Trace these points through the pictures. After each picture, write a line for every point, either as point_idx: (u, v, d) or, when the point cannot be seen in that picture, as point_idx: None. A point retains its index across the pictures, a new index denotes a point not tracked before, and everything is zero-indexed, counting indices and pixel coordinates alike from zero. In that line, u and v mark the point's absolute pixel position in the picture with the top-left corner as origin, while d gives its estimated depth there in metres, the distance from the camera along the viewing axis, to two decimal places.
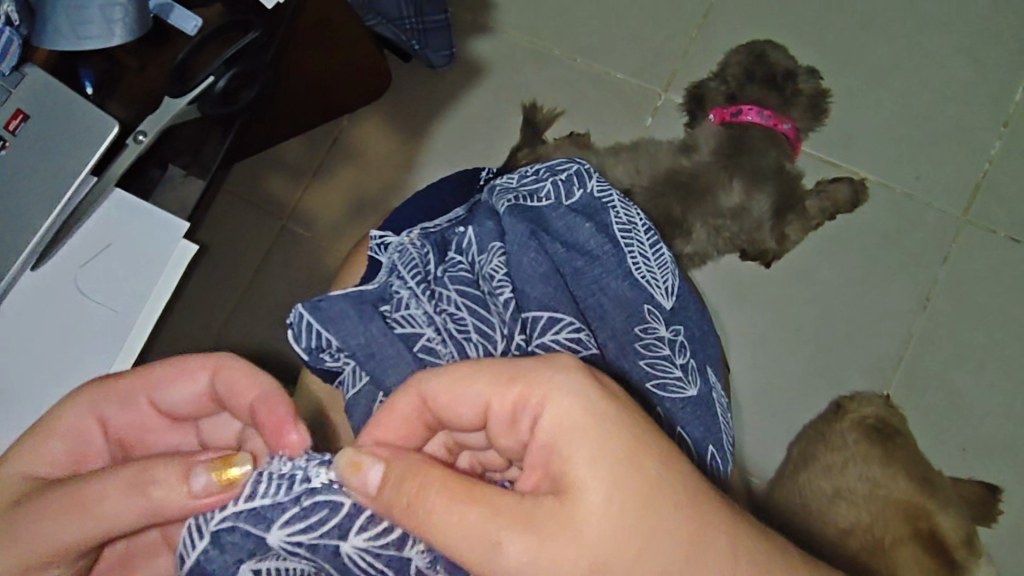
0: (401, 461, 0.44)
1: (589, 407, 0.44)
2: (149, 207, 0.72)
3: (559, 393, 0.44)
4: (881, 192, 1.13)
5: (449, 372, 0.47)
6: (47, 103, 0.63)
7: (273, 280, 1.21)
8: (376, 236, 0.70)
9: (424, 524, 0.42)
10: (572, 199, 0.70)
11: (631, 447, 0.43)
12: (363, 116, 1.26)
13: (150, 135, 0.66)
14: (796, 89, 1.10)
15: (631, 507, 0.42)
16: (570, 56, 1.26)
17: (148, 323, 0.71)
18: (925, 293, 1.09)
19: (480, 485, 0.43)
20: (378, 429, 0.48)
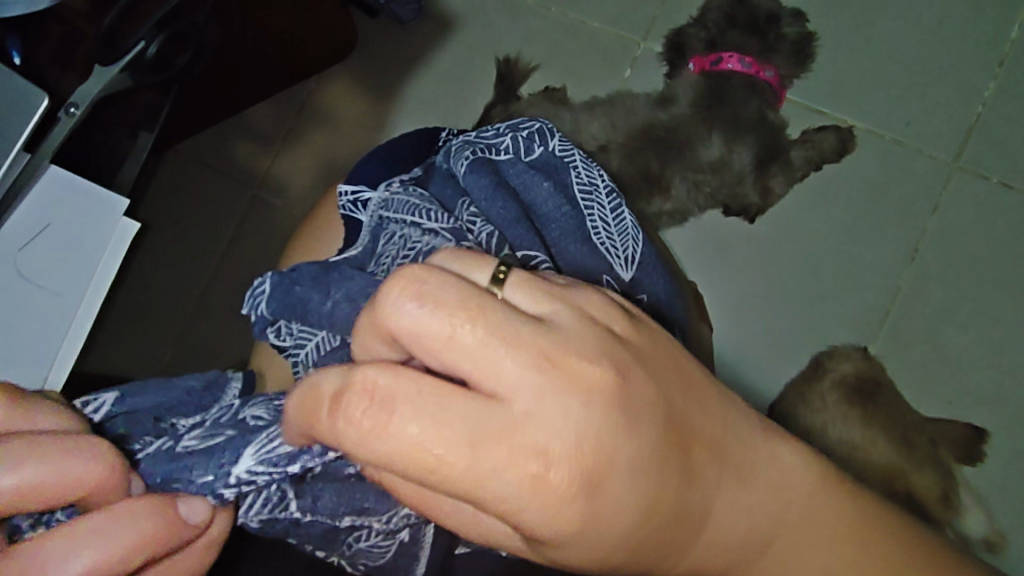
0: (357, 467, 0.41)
1: (545, 501, 0.34)
2: (87, 183, 0.69)
3: (505, 476, 0.32)
4: (869, 140, 1.08)
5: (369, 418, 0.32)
6: None
7: (247, 252, 1.18)
8: (350, 192, 0.70)
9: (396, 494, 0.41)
10: (530, 156, 0.67)
11: (610, 516, 0.36)
12: (330, 78, 1.22)
13: (82, 107, 0.62)
14: (781, 33, 1.05)
15: (631, 543, 0.38)
16: (546, 7, 1.20)
17: (96, 298, 0.69)
18: (913, 242, 1.06)
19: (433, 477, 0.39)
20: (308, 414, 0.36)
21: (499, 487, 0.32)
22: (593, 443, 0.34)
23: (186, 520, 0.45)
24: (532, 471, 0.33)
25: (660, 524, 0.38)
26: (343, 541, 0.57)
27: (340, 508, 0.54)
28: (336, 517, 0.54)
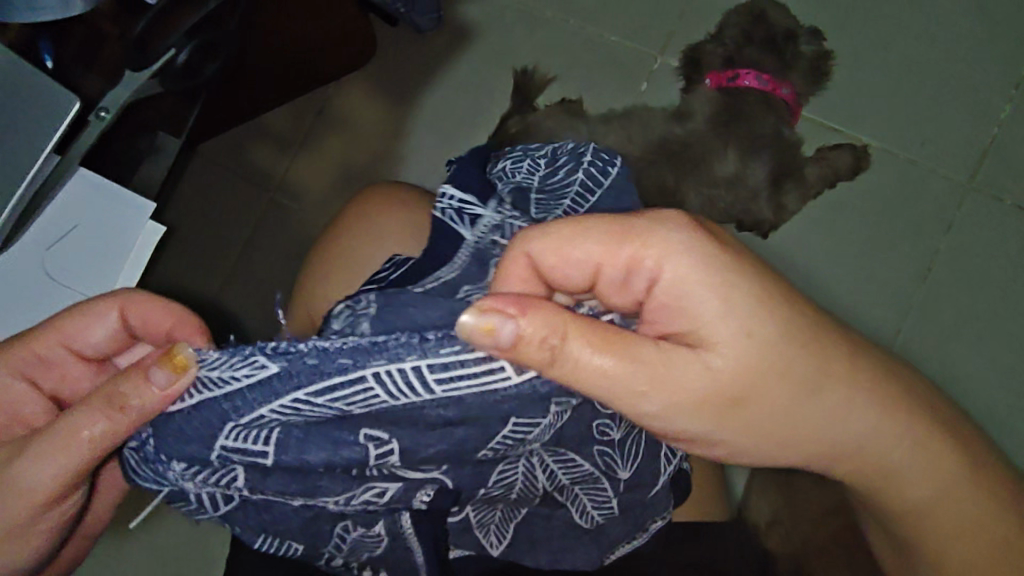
0: (537, 317, 0.48)
1: (690, 402, 0.54)
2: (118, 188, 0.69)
3: (665, 384, 0.53)
4: (884, 158, 1.09)
5: (591, 335, 0.50)
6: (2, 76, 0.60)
7: (263, 255, 1.19)
8: (456, 199, 0.61)
9: (565, 361, 0.50)
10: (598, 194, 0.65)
11: (727, 419, 0.55)
12: (348, 85, 1.24)
13: (112, 111, 0.63)
14: (798, 50, 1.06)
15: (747, 437, 0.57)
16: (564, 19, 1.21)
17: None
18: (926, 262, 1.06)
19: (615, 336, 0.51)
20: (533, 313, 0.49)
21: (653, 398, 0.53)
22: (734, 374, 0.54)
23: (161, 387, 0.50)
24: (682, 378, 0.53)
25: (780, 432, 0.57)
26: (328, 532, 0.62)
27: (288, 485, 0.55)
28: (287, 495, 0.56)
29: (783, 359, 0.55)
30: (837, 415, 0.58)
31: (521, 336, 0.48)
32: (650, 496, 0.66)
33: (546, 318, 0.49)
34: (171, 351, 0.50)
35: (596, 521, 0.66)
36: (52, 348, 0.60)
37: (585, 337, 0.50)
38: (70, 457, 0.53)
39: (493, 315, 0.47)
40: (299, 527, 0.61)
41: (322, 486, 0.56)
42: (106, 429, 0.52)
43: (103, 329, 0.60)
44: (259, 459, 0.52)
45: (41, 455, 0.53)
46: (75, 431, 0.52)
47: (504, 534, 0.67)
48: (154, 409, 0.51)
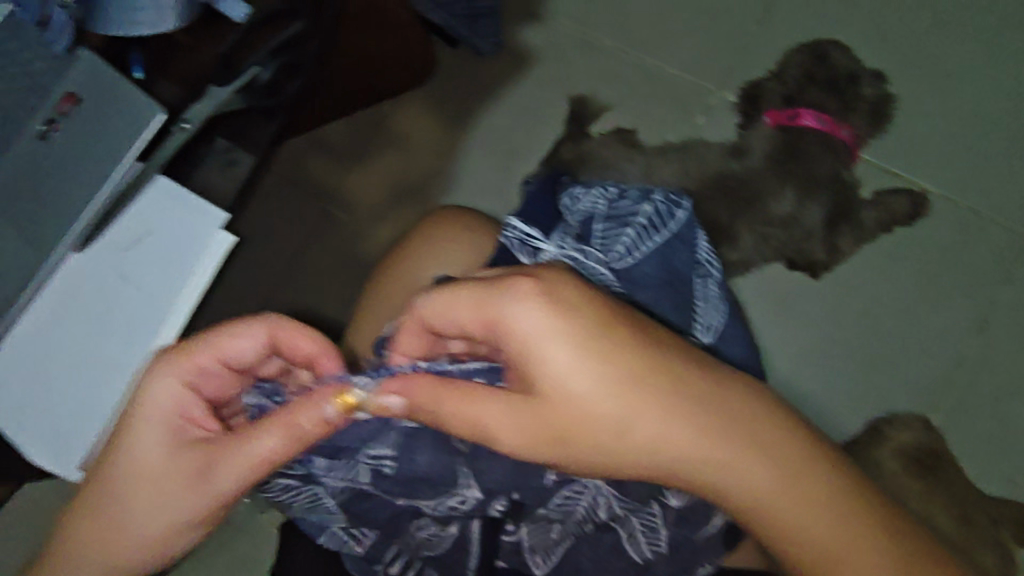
0: (480, 310, 0.55)
1: (518, 422, 0.56)
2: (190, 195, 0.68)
3: (488, 405, 0.56)
4: (942, 205, 1.07)
5: (533, 327, 0.54)
6: (93, 83, 0.64)
7: (314, 264, 1.22)
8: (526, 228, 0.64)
9: (515, 352, 0.55)
10: (670, 232, 0.67)
11: (559, 445, 0.57)
12: (405, 103, 1.26)
13: (194, 123, 0.65)
14: (860, 93, 1.05)
15: (589, 457, 0.58)
16: (622, 50, 1.23)
17: (187, 309, 0.67)
18: (983, 313, 1.04)
19: (575, 337, 0.55)
20: (461, 307, 0.56)
21: (484, 420, 0.56)
22: (573, 395, 0.55)
23: (330, 421, 0.56)
24: (489, 399, 0.56)
25: (585, 449, 0.58)
26: (407, 529, 0.68)
27: (395, 488, 0.65)
28: (392, 495, 0.65)
29: (626, 383, 0.56)
30: (711, 470, 0.59)
31: (501, 326, 0.55)
32: (698, 537, 0.67)
33: (527, 312, 0.54)
34: (341, 389, 0.56)
35: (648, 556, 0.66)
36: (198, 366, 0.59)
37: (531, 327, 0.54)
38: (246, 474, 0.56)
39: (389, 387, 0.55)
40: (386, 520, 0.67)
41: (417, 488, 0.64)
42: (282, 450, 0.56)
43: (256, 350, 0.60)
44: (383, 462, 0.63)
45: (229, 467, 0.56)
46: (255, 456, 0.56)
47: (552, 554, 0.68)
48: (318, 434, 0.56)
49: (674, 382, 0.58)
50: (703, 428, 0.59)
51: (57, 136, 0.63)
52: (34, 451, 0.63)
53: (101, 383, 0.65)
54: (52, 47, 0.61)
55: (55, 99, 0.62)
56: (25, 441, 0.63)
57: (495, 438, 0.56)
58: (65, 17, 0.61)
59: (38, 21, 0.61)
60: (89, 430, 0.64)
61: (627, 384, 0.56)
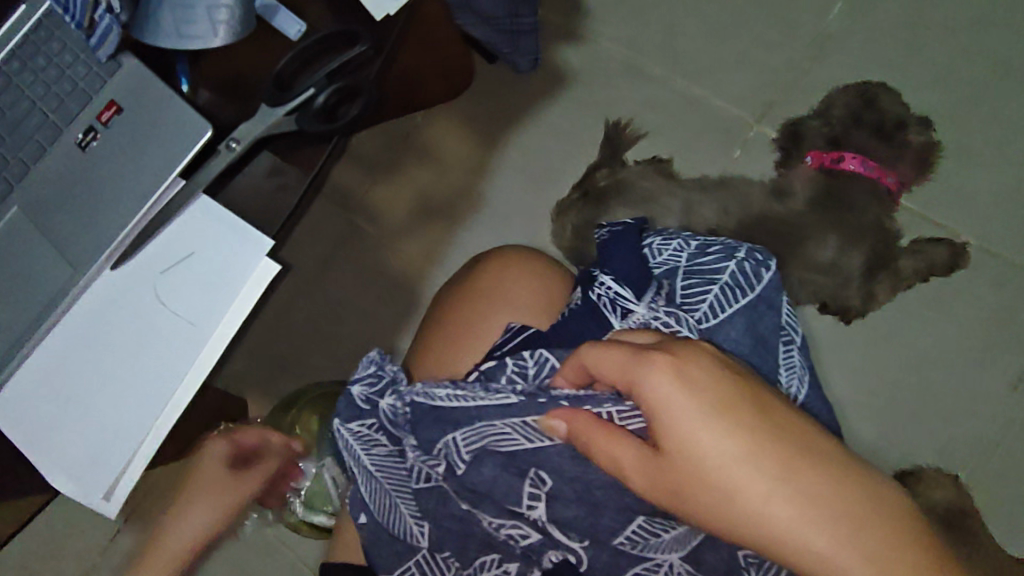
0: (618, 360, 0.52)
1: (648, 478, 0.51)
2: (235, 219, 0.64)
3: (617, 454, 0.52)
4: (979, 259, 1.07)
5: (670, 380, 0.50)
6: (138, 94, 0.63)
7: (337, 273, 1.21)
8: (613, 289, 0.63)
9: (645, 403, 0.50)
10: (755, 293, 0.63)
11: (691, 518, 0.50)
12: (438, 115, 1.24)
13: (244, 144, 0.62)
14: (907, 139, 1.02)
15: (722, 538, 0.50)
16: (663, 76, 1.21)
17: (223, 337, 0.63)
18: (1018, 372, 1.04)
19: (715, 403, 0.49)
20: (602, 353, 0.53)
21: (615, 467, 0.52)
22: (710, 465, 0.48)
23: None
24: (619, 446, 0.52)
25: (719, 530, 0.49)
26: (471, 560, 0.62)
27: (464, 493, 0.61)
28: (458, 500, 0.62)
29: (770, 458, 0.48)
30: None
31: (642, 379, 0.50)
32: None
33: (663, 367, 0.50)
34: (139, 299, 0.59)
35: None
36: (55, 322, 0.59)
37: (667, 383, 0.50)
38: None
39: (558, 414, 0.55)
40: (449, 543, 0.63)
41: (484, 504, 0.61)
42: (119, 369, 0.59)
43: None
44: (456, 466, 0.61)
45: None
46: None
47: None
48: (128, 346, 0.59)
49: (828, 473, 0.48)
50: (863, 546, 0.46)
51: (97, 145, 0.64)
52: (64, 477, 0.61)
53: (129, 407, 0.62)
54: (96, 54, 0.62)
55: (98, 108, 0.63)
56: (55, 465, 0.62)
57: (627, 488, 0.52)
58: (113, 24, 0.60)
59: (85, 25, 0.61)
60: (119, 460, 0.61)
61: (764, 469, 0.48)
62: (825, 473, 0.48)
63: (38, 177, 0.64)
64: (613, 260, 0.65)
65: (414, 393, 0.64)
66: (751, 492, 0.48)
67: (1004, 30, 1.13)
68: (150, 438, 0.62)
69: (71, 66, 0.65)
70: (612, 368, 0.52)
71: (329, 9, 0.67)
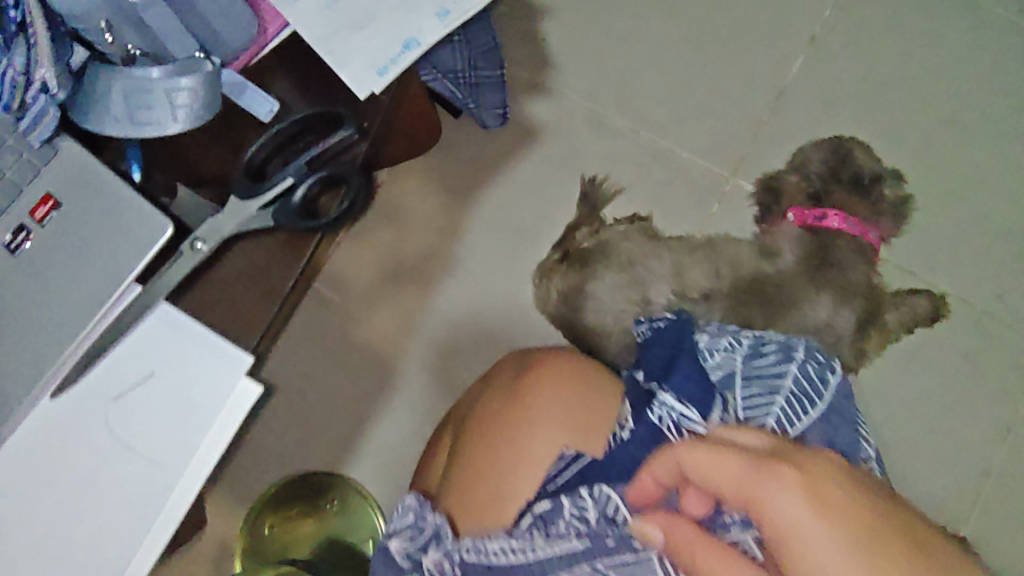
0: (729, 471, 0.49)
1: None
2: (205, 332, 0.54)
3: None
4: (960, 308, 1.06)
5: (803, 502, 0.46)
6: (75, 184, 0.51)
7: (302, 349, 1.12)
8: (676, 409, 0.63)
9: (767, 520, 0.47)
10: (826, 401, 0.68)
11: None
12: (404, 174, 1.17)
13: (209, 243, 0.54)
14: (883, 194, 1.02)
15: None
16: (634, 129, 1.18)
17: (198, 476, 0.52)
18: (1005, 420, 1.03)
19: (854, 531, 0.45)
20: (713, 465, 0.49)
21: None
22: None
23: None
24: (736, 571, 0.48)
25: None
26: None
27: None
28: None
29: None
30: None
31: (768, 503, 0.47)
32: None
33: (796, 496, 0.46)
34: None
35: None
36: None
37: (799, 508, 0.46)
38: None
39: (654, 522, 0.51)
40: None
41: None
42: None
43: None
44: None
45: None
46: None
47: None
48: None
49: None
50: None
51: (29, 250, 0.50)
52: None
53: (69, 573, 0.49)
54: (28, 138, 0.49)
55: (30, 203, 0.50)
56: None
57: None
58: (49, 104, 0.50)
59: (12, 107, 0.48)
60: None
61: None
62: None
63: None
64: (673, 374, 0.66)
65: (462, 548, 0.61)
66: None
67: (956, 77, 1.15)
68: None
69: None
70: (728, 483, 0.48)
71: (306, 92, 0.61)
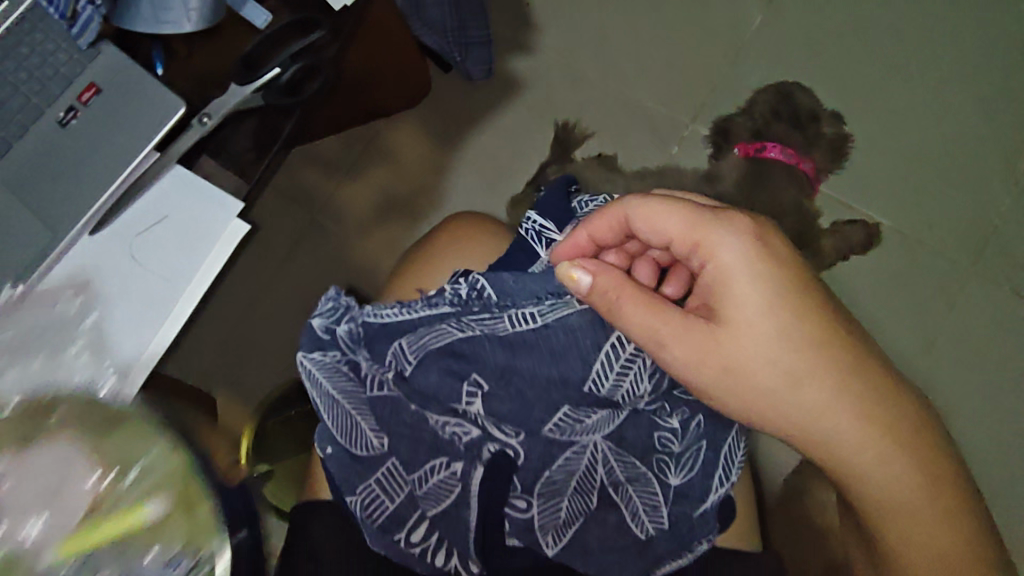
0: (672, 219, 0.67)
1: (692, 325, 0.66)
2: (206, 184, 0.73)
3: (660, 302, 0.66)
4: (894, 238, 1.17)
5: (725, 239, 0.66)
6: (114, 76, 0.69)
7: (301, 271, 1.26)
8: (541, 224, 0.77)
9: (701, 251, 0.67)
10: None
11: (726, 353, 0.66)
12: (398, 122, 1.31)
13: (214, 119, 0.69)
14: (820, 130, 1.17)
15: (745, 374, 0.66)
16: (605, 80, 1.30)
17: (198, 289, 0.70)
18: (929, 336, 1.15)
19: (757, 257, 0.66)
20: (662, 215, 0.68)
21: (658, 310, 0.66)
22: (748, 309, 0.66)
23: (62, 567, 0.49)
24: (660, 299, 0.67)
25: (744, 367, 0.66)
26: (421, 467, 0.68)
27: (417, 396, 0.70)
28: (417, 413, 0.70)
29: (801, 303, 0.66)
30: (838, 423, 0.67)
31: (700, 240, 0.67)
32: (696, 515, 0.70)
33: (725, 235, 0.67)
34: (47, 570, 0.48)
35: (650, 532, 0.69)
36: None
37: (721, 242, 0.67)
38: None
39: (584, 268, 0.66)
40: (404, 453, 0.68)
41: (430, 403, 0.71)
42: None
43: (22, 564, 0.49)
44: (405, 369, 0.71)
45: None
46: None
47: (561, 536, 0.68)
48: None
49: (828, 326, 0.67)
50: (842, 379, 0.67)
51: (78, 123, 0.68)
52: None
53: (104, 355, 0.67)
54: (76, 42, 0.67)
55: (79, 89, 0.68)
56: None
57: (666, 337, 0.66)
58: (94, 15, 0.65)
59: (66, 16, 0.65)
60: (95, 402, 0.66)
61: (799, 343, 0.66)
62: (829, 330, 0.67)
63: (16, 154, 0.67)
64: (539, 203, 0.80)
65: (366, 313, 0.73)
66: (777, 343, 0.66)
67: (901, 32, 1.26)
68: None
69: (53, 54, 0.68)
70: (672, 229, 0.68)
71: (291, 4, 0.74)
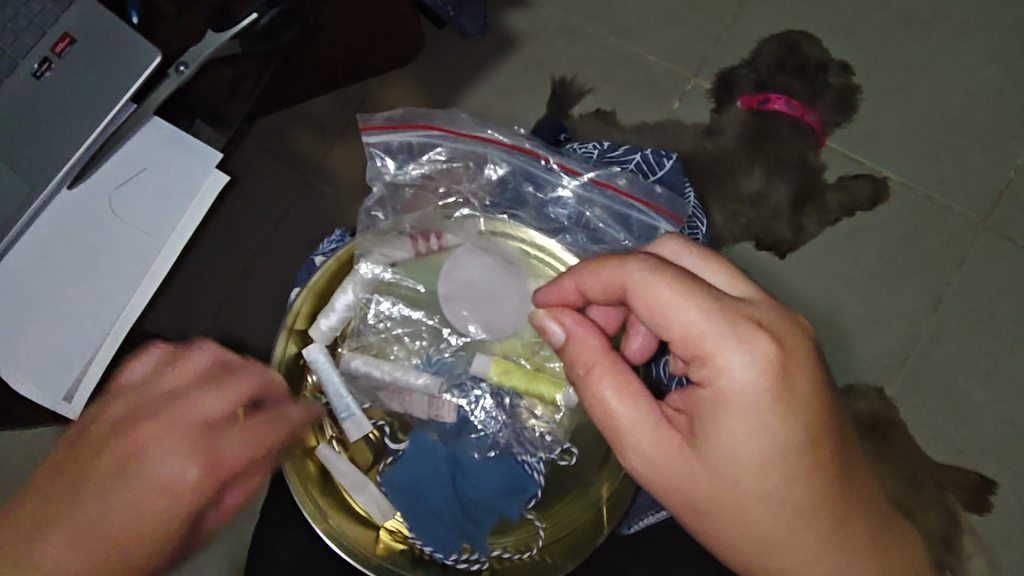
0: (681, 317, 0.53)
1: (669, 445, 0.54)
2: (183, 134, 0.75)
3: (637, 402, 0.55)
4: (902, 192, 1.14)
5: (744, 362, 0.52)
6: (88, 26, 0.65)
7: (294, 234, 1.23)
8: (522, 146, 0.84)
9: (703, 363, 0.53)
10: (655, 174, 0.88)
11: (702, 485, 0.54)
12: (391, 81, 1.27)
13: (191, 67, 0.67)
14: (826, 81, 1.16)
15: (718, 511, 0.55)
16: (604, 35, 1.26)
17: (179, 239, 0.75)
18: (936, 293, 1.11)
19: (773, 394, 0.52)
20: (670, 308, 0.53)
21: (630, 416, 0.55)
22: (745, 446, 0.53)
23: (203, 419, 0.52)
24: (639, 398, 0.55)
25: (724, 506, 0.54)
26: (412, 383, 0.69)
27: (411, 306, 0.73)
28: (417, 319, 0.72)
29: (811, 459, 0.53)
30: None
31: (716, 354, 0.52)
32: None
33: (744, 357, 0.52)
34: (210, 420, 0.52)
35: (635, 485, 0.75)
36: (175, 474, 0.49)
37: (741, 364, 0.52)
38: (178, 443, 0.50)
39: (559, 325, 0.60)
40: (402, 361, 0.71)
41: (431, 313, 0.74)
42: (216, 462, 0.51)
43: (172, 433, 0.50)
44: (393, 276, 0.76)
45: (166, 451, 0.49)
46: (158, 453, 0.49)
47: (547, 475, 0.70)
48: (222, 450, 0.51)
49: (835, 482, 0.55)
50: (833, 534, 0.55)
51: (52, 76, 0.65)
52: (25, 377, 0.67)
53: (90, 304, 0.71)
54: None
55: (52, 40, 0.65)
56: (16, 367, 0.67)
57: (631, 445, 0.55)
58: None
59: None
60: (83, 351, 0.70)
61: (800, 490, 0.53)
62: (835, 486, 0.55)
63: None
64: None
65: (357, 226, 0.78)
66: (772, 485, 0.53)
67: None
68: (105, 343, 0.71)
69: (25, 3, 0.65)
70: (678, 328, 0.53)
71: None
